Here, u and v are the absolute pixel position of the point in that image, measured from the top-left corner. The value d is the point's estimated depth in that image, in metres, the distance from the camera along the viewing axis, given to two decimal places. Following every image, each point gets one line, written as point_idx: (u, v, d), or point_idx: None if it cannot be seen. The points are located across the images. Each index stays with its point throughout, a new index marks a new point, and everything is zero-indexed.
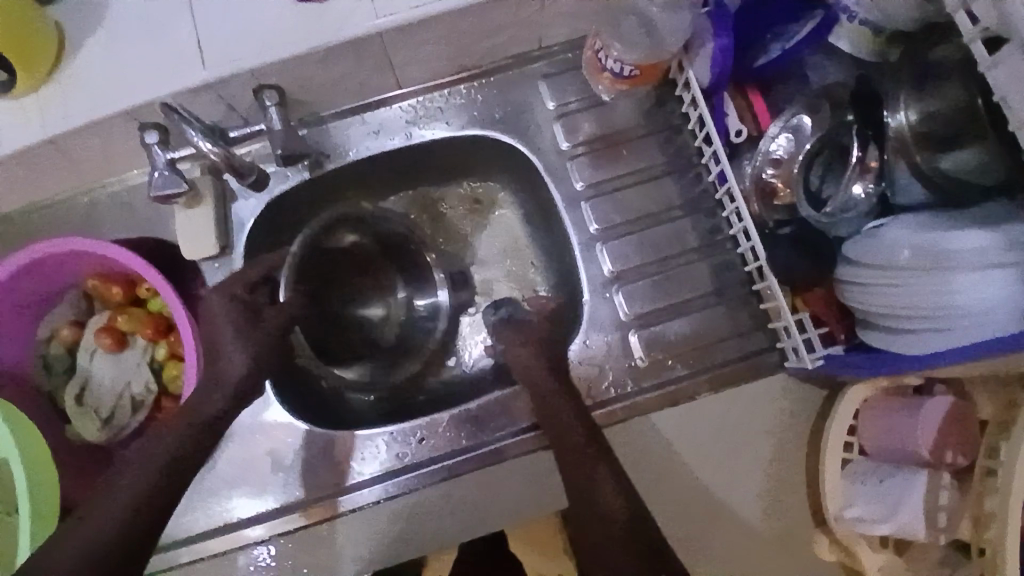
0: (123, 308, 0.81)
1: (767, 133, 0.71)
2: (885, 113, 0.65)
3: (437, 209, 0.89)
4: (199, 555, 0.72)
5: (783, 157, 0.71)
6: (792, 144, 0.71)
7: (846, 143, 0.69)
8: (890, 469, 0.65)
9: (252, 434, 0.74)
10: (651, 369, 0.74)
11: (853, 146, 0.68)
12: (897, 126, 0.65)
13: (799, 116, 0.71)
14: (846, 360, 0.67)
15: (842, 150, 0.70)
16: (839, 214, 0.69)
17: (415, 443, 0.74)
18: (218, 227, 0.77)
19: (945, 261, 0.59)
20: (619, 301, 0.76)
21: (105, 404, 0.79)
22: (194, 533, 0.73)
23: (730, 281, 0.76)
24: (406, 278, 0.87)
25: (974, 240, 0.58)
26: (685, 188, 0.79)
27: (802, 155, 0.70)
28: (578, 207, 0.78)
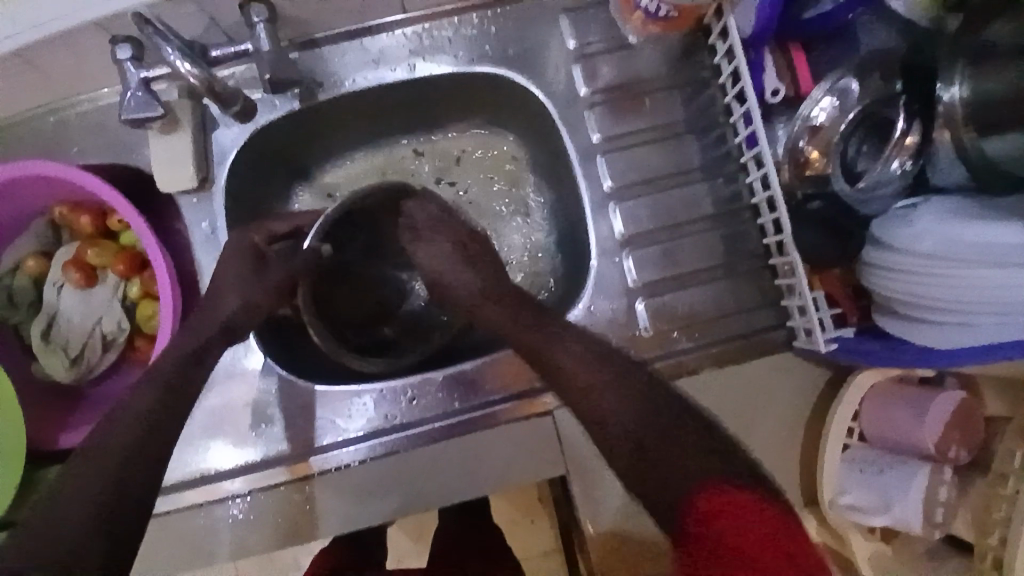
0: (92, 240, 0.75)
1: (811, 97, 0.67)
2: (939, 86, 0.61)
3: (447, 154, 0.84)
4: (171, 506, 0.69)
5: (823, 123, 0.67)
6: (837, 108, 0.67)
7: (889, 116, 0.66)
8: (890, 460, 0.64)
9: (233, 384, 0.71)
10: (655, 340, 0.71)
11: (898, 120, 0.65)
12: (949, 101, 0.61)
13: (847, 79, 0.67)
14: (860, 346, 0.64)
15: (885, 124, 0.67)
16: (871, 191, 0.66)
17: (405, 402, 0.71)
18: (198, 158, 0.70)
19: (973, 255, 0.55)
20: (628, 266, 0.72)
21: (73, 342, 0.74)
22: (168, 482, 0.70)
23: (746, 253, 0.72)
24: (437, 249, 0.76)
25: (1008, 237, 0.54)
26: (707, 150, 0.73)
27: (845, 124, 0.67)
28: (592, 161, 0.73)
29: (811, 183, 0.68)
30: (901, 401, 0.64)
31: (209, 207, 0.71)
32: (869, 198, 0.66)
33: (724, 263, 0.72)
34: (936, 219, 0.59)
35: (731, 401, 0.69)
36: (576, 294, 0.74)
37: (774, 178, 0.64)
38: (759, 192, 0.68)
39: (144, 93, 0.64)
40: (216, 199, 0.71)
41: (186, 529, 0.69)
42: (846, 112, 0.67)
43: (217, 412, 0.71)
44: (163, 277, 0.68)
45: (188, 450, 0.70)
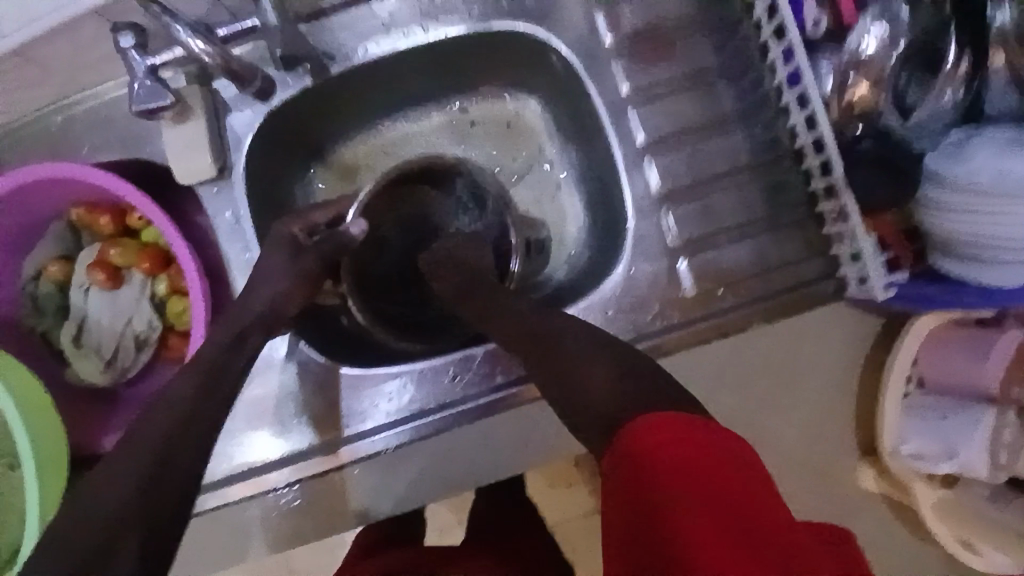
0: (114, 240, 0.74)
1: (858, 28, 0.63)
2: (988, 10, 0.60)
3: (466, 123, 0.82)
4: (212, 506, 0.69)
5: (872, 56, 0.63)
6: (887, 40, 0.63)
7: (940, 47, 0.62)
8: (951, 404, 0.62)
9: (273, 373, 0.70)
10: (700, 299, 0.69)
11: (949, 49, 0.61)
12: (1002, 25, 0.60)
13: (896, 8, 0.62)
14: (918, 291, 0.61)
15: (934, 51, 0.63)
16: (924, 124, 0.63)
17: (447, 379, 0.70)
18: (214, 146, 0.67)
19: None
20: (667, 224, 0.69)
21: (106, 344, 0.73)
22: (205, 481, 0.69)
23: (789, 202, 0.69)
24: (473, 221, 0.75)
25: None
26: (742, 95, 0.70)
27: (893, 58, 0.63)
28: (623, 116, 0.70)
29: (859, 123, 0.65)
30: (960, 344, 0.62)
31: (231, 196, 0.69)
32: (920, 133, 0.63)
33: (766, 214, 0.69)
34: (998, 154, 0.57)
35: (784, 354, 0.68)
36: (614, 256, 0.72)
37: (822, 117, 0.61)
38: (802, 136, 0.65)
39: (153, 81, 0.61)
40: (236, 186, 0.69)
41: (238, 523, 0.69)
42: (894, 46, 0.63)
43: (257, 404, 0.70)
44: (191, 272, 0.66)
45: (223, 445, 0.69)
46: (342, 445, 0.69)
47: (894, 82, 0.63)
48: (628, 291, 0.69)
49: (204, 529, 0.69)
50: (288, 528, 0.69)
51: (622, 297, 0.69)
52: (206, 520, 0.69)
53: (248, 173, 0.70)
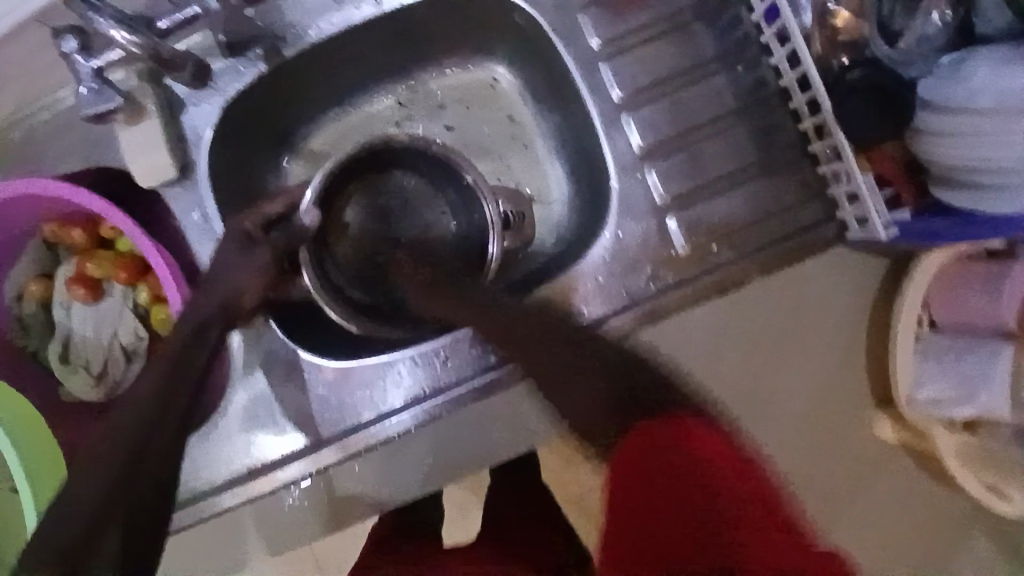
0: (89, 253, 0.72)
1: None
2: None
3: (435, 97, 0.78)
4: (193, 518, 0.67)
5: None
6: None
7: None
8: (966, 343, 0.59)
9: (259, 374, 0.68)
10: (693, 256, 0.65)
11: None
12: None
13: None
14: (923, 227, 0.57)
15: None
16: (914, 49, 0.58)
17: (439, 364, 0.67)
18: (172, 145, 0.65)
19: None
20: (652, 181, 0.66)
21: (94, 360, 0.72)
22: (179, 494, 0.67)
23: (779, 145, 0.65)
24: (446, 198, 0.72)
25: None
26: (720, 36, 0.66)
27: None
28: (596, 70, 0.66)
29: (846, 51, 0.60)
30: (974, 279, 0.58)
31: (196, 195, 0.67)
32: (910, 60, 0.58)
33: (757, 159, 0.66)
34: (998, 69, 0.52)
35: (788, 305, 0.65)
36: (600, 220, 0.68)
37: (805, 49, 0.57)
38: (786, 72, 0.61)
39: (99, 84, 0.59)
40: (200, 186, 0.66)
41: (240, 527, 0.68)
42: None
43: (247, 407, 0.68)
44: (167, 277, 0.65)
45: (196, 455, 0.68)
46: (336, 440, 0.67)
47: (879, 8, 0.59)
48: (616, 256, 0.66)
49: (193, 540, 0.68)
50: (291, 527, 0.68)
51: (611, 262, 0.66)
52: (196, 531, 0.68)
53: (213, 170, 0.67)
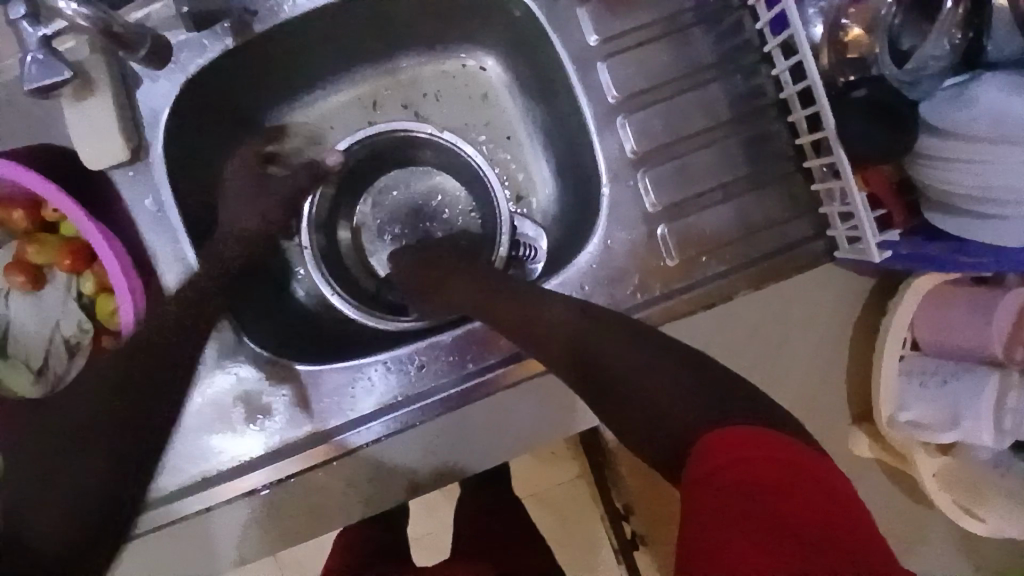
0: (31, 237, 0.66)
1: None
2: None
3: (418, 85, 0.74)
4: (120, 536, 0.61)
5: None
6: None
7: None
8: (953, 367, 0.58)
9: (213, 375, 0.63)
10: (681, 268, 0.63)
11: None
12: None
13: None
14: (916, 251, 0.57)
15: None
16: (920, 71, 0.57)
17: (413, 370, 0.64)
18: (125, 123, 0.58)
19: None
20: (644, 187, 0.63)
21: (33, 353, 0.66)
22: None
23: (774, 158, 0.64)
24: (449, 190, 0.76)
25: None
26: (719, 41, 0.64)
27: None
28: (592, 69, 0.63)
29: (851, 67, 0.59)
30: (961, 304, 0.58)
31: (150, 180, 0.61)
32: (918, 79, 0.57)
33: (750, 172, 0.64)
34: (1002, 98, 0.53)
35: (773, 321, 0.64)
36: (587, 226, 0.66)
37: (812, 63, 0.55)
38: (787, 85, 0.60)
39: (46, 54, 0.52)
40: (155, 170, 0.60)
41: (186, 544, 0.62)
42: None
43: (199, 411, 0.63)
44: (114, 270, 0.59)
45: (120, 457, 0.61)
46: (298, 450, 0.63)
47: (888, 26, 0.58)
48: (604, 265, 0.63)
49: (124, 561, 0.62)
50: (246, 544, 0.63)
51: (598, 271, 0.63)
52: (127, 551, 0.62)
53: (169, 154, 0.61)
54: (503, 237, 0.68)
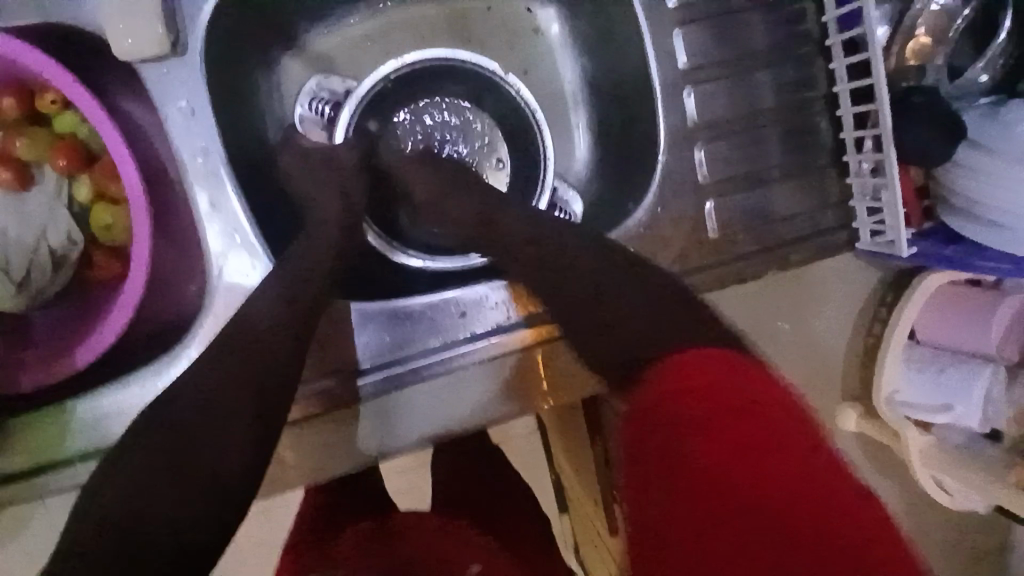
0: (17, 129, 0.59)
1: None
2: None
3: (466, 21, 0.70)
4: (85, 479, 0.55)
5: (943, 9, 0.62)
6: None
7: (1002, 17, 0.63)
8: (949, 357, 0.65)
9: (219, 302, 0.56)
10: (719, 243, 0.65)
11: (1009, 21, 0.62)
12: None
13: None
14: (934, 250, 0.62)
15: (991, 17, 0.62)
16: (959, 93, 0.64)
17: (449, 319, 0.61)
18: (165, 10, 0.51)
19: None
20: (698, 159, 0.64)
21: (12, 263, 0.59)
22: (66, 430, 0.54)
23: (814, 148, 0.66)
24: (506, 134, 0.70)
25: None
26: (780, 26, 0.64)
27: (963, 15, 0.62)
28: (668, 33, 0.62)
29: (909, 75, 0.63)
30: (964, 303, 0.64)
31: (182, 79, 0.53)
32: (962, 95, 0.64)
33: (791, 159, 0.66)
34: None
35: (785, 298, 0.68)
36: (636, 190, 0.66)
37: (880, 68, 0.56)
38: (842, 80, 0.62)
39: None
40: (192, 70, 0.53)
41: None
42: (967, 4, 0.62)
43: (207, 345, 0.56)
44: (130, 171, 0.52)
45: (104, 387, 0.54)
46: (310, 391, 0.59)
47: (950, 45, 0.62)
48: (650, 231, 0.64)
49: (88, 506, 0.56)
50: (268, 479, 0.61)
51: (643, 237, 0.64)
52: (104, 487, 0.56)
53: (207, 54, 0.55)
54: (544, 189, 0.67)
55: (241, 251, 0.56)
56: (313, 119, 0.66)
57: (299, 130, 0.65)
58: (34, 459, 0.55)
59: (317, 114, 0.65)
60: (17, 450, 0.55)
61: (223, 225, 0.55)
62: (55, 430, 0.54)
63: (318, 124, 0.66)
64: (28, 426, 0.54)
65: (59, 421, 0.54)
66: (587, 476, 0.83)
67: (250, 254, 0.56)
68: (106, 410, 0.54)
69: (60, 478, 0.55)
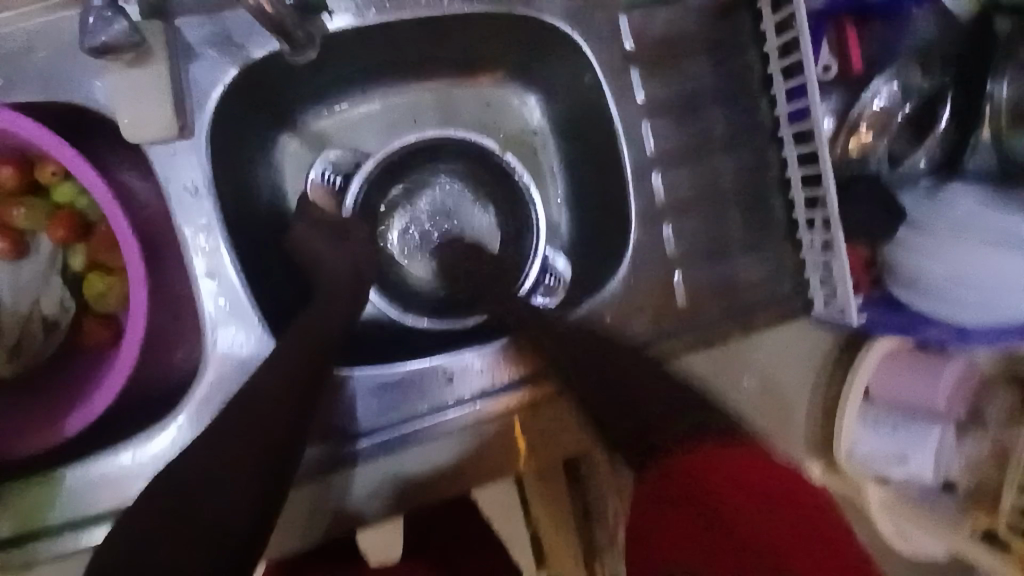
0: (17, 198, 0.61)
1: (871, 86, 0.70)
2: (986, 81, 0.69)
3: (455, 103, 0.76)
4: (74, 546, 0.55)
5: (882, 107, 0.71)
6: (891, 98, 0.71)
7: (935, 109, 0.71)
8: (902, 418, 0.71)
9: (209, 367, 0.57)
10: (689, 310, 0.69)
11: (943, 115, 0.71)
12: (995, 95, 0.68)
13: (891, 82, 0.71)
14: (882, 318, 0.67)
15: (930, 114, 0.71)
16: (902, 175, 0.71)
17: (438, 385, 0.63)
18: (176, 96, 0.55)
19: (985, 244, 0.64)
20: (667, 234, 0.68)
21: (5, 330, 0.62)
22: (52, 499, 0.55)
23: (773, 223, 0.71)
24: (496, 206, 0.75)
25: (1002, 233, 0.65)
26: (736, 116, 0.69)
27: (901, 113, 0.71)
28: (638, 123, 0.67)
29: (856, 161, 0.71)
30: (911, 367, 0.70)
31: (189, 159, 0.56)
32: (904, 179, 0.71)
33: (750, 234, 0.70)
34: (963, 205, 0.67)
35: (746, 359, 0.72)
36: (612, 261, 0.70)
37: (827, 153, 0.62)
38: (793, 164, 0.67)
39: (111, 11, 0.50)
40: (197, 150, 0.57)
41: None
42: (904, 101, 0.71)
43: (195, 406, 0.57)
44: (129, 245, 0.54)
45: (94, 453, 0.55)
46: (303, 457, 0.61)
47: (892, 134, 0.71)
48: (627, 299, 0.68)
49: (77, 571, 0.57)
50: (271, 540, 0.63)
51: (619, 305, 0.68)
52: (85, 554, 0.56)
53: (213, 136, 0.58)
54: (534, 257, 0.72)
55: (237, 325, 0.58)
56: (323, 187, 0.71)
57: (307, 193, 0.70)
58: (18, 529, 0.55)
59: (326, 184, 0.71)
60: (1, 519, 0.55)
61: (221, 292, 0.58)
62: (41, 502, 0.55)
63: (326, 191, 0.71)
64: (16, 494, 0.55)
65: (46, 490, 0.54)
66: (566, 537, 0.84)
67: (244, 323, 0.58)
68: (81, 471, 0.55)
69: (47, 547, 0.55)
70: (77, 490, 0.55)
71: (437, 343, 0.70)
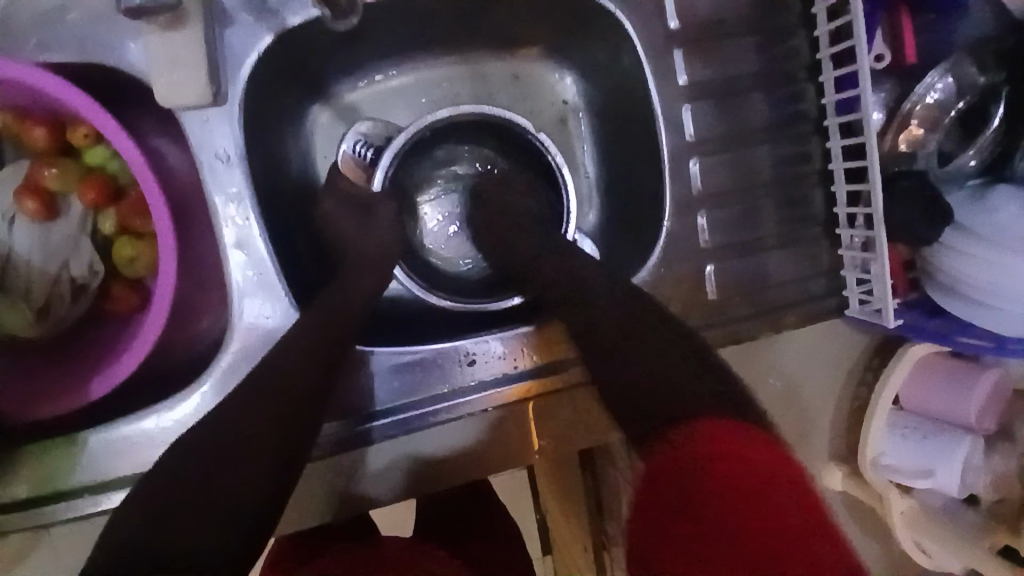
0: (49, 159, 0.61)
1: (926, 81, 0.67)
2: None
3: (490, 79, 0.74)
4: (92, 508, 0.56)
5: (936, 102, 0.67)
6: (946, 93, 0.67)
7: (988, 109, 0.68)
8: (931, 426, 0.70)
9: (232, 338, 0.57)
10: (718, 304, 0.67)
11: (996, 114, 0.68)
12: None
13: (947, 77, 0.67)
14: (918, 323, 0.65)
15: (982, 113, 0.68)
16: (948, 176, 0.69)
17: (459, 367, 0.63)
18: (211, 62, 0.54)
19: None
20: (701, 224, 0.66)
21: (32, 291, 0.61)
22: (74, 461, 0.55)
23: (810, 219, 0.68)
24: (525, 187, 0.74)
25: None
26: (779, 106, 0.67)
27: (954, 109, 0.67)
28: (678, 108, 0.65)
29: (902, 158, 0.68)
30: (943, 375, 0.68)
31: (220, 127, 0.56)
32: (950, 179, 0.69)
33: (787, 230, 0.68)
34: (1012, 207, 0.64)
35: (775, 357, 0.70)
36: (642, 249, 0.68)
37: (875, 149, 0.59)
38: (836, 159, 0.65)
39: None
40: (229, 118, 0.56)
41: None
42: (960, 97, 0.67)
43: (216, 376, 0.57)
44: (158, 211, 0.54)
45: (118, 417, 0.55)
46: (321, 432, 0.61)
47: (943, 133, 0.68)
48: (655, 289, 0.66)
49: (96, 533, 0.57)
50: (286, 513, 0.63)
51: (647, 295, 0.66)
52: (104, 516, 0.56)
53: (245, 105, 0.57)
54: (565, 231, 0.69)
55: (262, 297, 0.57)
56: (354, 160, 0.71)
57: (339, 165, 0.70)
58: (40, 489, 0.56)
59: (358, 156, 0.70)
60: (23, 479, 0.55)
61: (247, 263, 0.57)
62: (63, 463, 0.55)
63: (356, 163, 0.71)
64: (39, 455, 0.55)
65: (69, 452, 0.55)
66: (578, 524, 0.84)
67: (270, 295, 0.57)
68: (104, 435, 0.55)
69: (67, 508, 0.56)
70: (99, 454, 0.55)
71: (459, 324, 0.70)
